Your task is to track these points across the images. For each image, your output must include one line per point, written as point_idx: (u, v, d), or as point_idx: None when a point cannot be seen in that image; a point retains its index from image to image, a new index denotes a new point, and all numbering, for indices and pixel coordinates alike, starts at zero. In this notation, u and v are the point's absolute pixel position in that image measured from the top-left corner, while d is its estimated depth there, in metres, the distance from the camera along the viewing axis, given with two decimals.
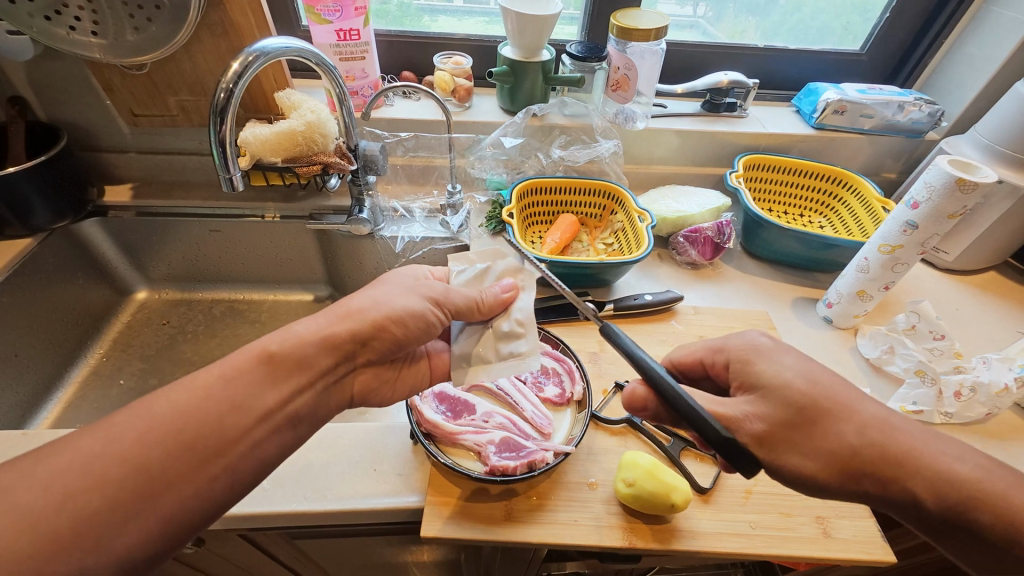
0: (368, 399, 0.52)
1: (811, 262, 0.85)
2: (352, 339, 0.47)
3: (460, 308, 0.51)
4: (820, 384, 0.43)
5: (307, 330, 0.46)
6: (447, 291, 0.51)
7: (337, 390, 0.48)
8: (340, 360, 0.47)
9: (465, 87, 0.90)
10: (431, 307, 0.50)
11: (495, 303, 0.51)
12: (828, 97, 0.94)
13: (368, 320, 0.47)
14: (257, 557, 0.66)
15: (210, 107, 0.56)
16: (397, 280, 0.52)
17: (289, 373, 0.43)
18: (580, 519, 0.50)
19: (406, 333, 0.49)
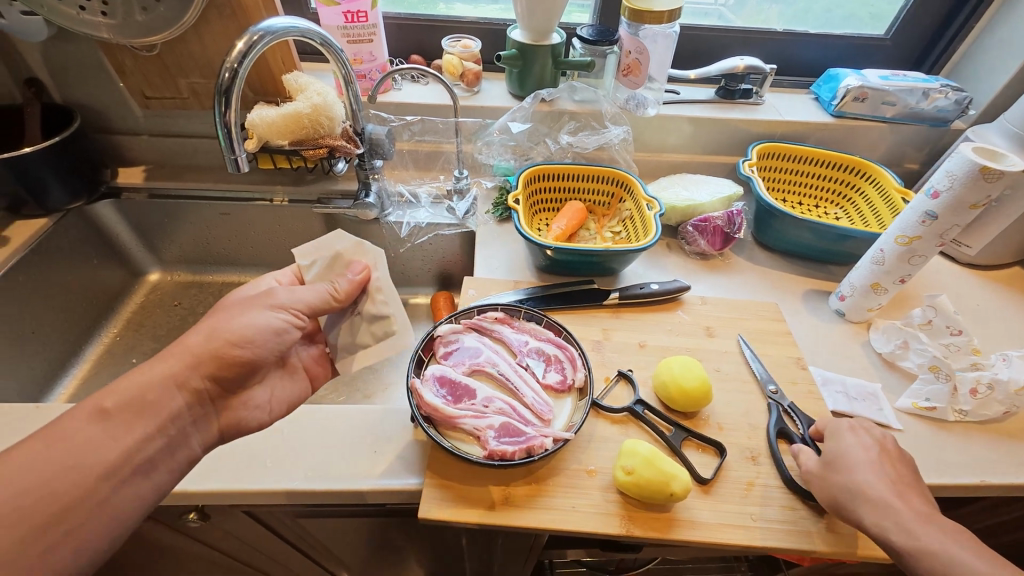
0: (243, 428, 0.52)
1: (824, 254, 0.83)
2: (206, 371, 0.48)
3: (314, 307, 0.52)
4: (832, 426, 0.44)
5: (151, 370, 0.47)
6: (295, 295, 0.52)
7: (205, 417, 0.49)
8: (195, 395, 0.48)
9: (473, 72, 0.89)
10: (283, 316, 0.51)
11: (349, 288, 0.53)
12: (849, 83, 0.91)
13: (216, 349, 0.48)
14: (262, 534, 0.69)
15: (216, 87, 0.55)
16: (236, 301, 0.52)
17: (134, 416, 0.44)
18: (577, 506, 0.50)
19: (257, 350, 0.50)
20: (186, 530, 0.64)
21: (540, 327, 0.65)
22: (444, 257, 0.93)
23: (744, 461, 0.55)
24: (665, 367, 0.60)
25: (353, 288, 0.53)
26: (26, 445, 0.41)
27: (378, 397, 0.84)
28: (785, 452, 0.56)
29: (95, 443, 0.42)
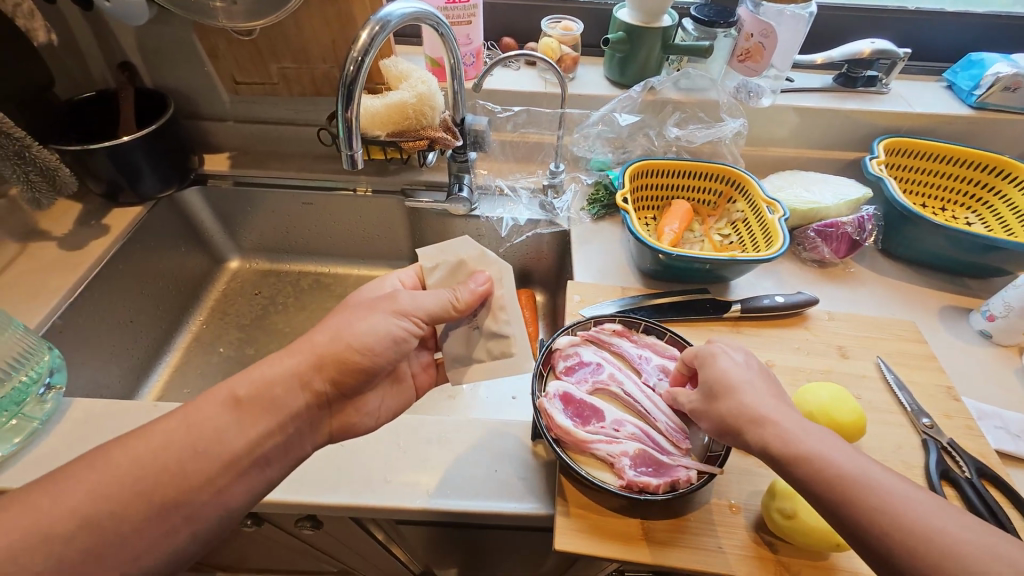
0: (354, 433, 0.50)
1: (960, 265, 0.75)
2: (325, 375, 0.45)
3: (434, 316, 0.48)
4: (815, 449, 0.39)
5: (278, 365, 0.45)
6: (416, 301, 0.48)
7: (317, 421, 0.47)
8: (315, 398, 0.45)
9: (572, 57, 0.83)
10: (403, 324, 0.47)
11: (472, 301, 0.48)
12: (999, 70, 0.80)
13: (335, 354, 0.45)
14: (358, 535, 0.69)
15: (339, 80, 0.52)
16: (359, 301, 0.50)
17: (260, 414, 0.43)
18: (724, 547, 0.46)
19: (376, 359, 0.47)
20: (289, 528, 0.64)
21: (662, 341, 0.59)
22: (531, 255, 0.88)
23: None
24: (811, 395, 0.55)
25: (475, 301, 0.48)
26: (168, 461, 0.39)
27: (465, 398, 0.81)
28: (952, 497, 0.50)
29: (231, 459, 0.41)
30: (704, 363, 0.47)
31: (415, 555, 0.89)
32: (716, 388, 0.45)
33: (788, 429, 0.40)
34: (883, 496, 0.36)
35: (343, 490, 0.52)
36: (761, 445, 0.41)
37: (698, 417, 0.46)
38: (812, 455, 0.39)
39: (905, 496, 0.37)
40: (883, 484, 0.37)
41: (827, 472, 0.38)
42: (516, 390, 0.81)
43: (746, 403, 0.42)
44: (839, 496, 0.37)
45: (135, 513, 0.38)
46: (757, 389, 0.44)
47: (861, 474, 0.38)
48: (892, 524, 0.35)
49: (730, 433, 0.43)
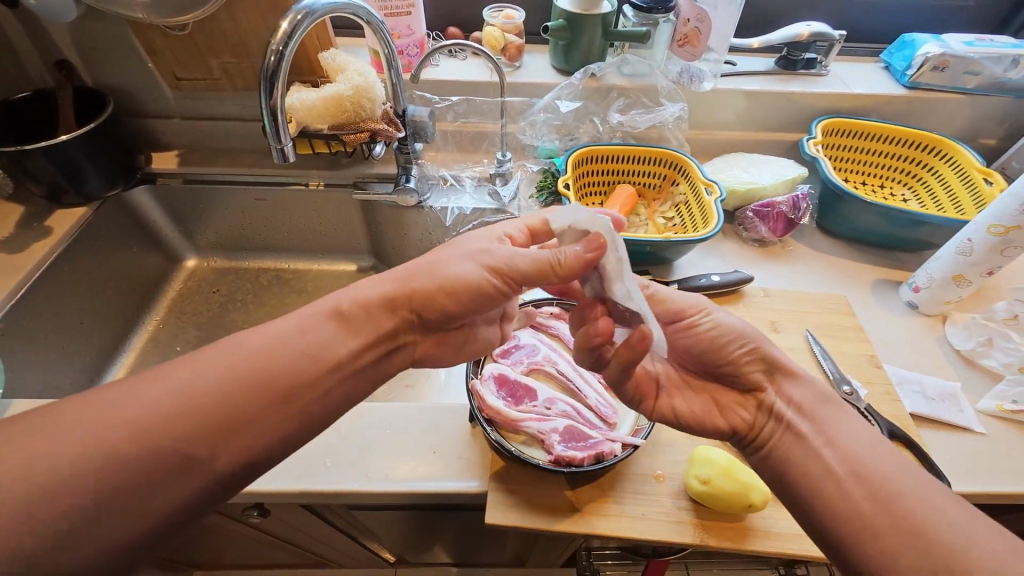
0: (428, 364, 0.51)
1: (893, 240, 0.78)
2: (410, 305, 0.45)
3: (531, 276, 0.45)
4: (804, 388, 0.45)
5: (370, 288, 0.46)
6: (510, 256, 0.45)
7: (406, 344, 0.47)
8: (402, 323, 0.46)
9: (516, 45, 0.83)
10: (490, 275, 0.45)
11: (574, 269, 0.43)
12: (928, 51, 0.83)
13: (415, 288, 0.45)
14: (316, 524, 0.70)
15: (261, 71, 0.52)
16: (462, 242, 0.49)
17: (360, 330, 0.44)
18: (648, 513, 0.48)
19: (460, 304, 0.46)
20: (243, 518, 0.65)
21: None
22: None
23: None
24: None
25: (575, 270, 0.43)
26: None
27: (422, 388, 0.83)
28: None
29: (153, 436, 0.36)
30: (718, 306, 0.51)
31: (383, 543, 0.90)
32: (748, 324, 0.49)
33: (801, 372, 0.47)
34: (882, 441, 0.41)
35: (282, 477, 0.52)
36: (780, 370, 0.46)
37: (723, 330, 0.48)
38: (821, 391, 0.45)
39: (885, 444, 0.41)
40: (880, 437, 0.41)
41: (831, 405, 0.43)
42: None
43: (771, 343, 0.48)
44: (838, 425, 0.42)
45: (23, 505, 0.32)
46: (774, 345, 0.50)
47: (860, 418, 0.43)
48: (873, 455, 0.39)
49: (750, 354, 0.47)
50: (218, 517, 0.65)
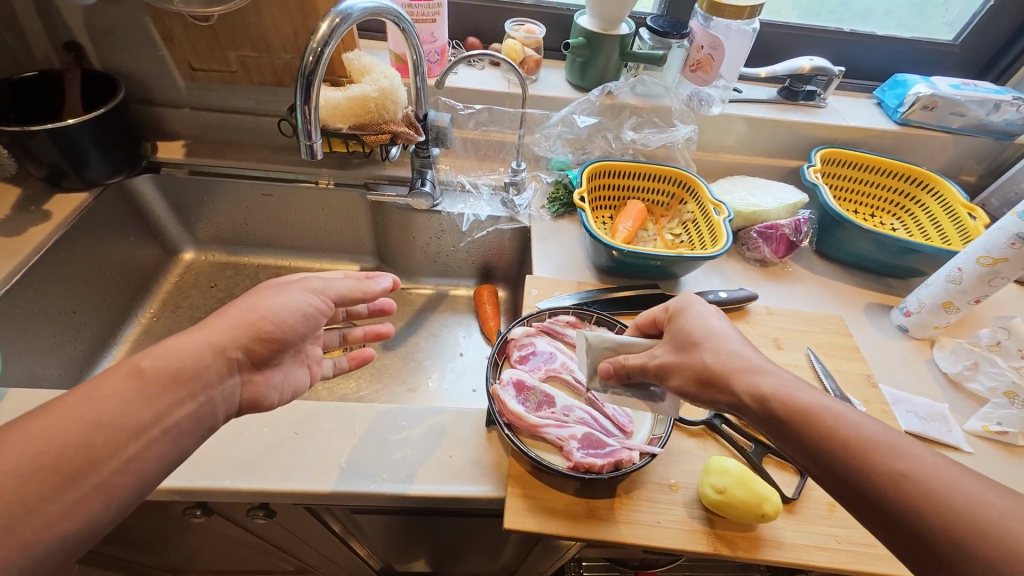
0: (260, 407, 0.47)
1: (885, 266, 0.82)
2: (242, 343, 0.43)
3: (344, 300, 0.52)
4: (789, 393, 0.39)
5: (186, 339, 0.41)
6: (331, 283, 0.51)
7: (231, 390, 0.43)
8: (228, 366, 0.43)
9: (534, 59, 0.85)
10: (316, 304, 0.49)
11: (377, 294, 0.55)
12: (919, 91, 0.88)
13: (248, 325, 0.44)
14: (314, 528, 0.69)
15: (299, 69, 0.53)
16: (279, 282, 0.49)
17: (167, 390, 0.39)
18: (663, 521, 0.49)
19: (290, 334, 0.46)
20: (241, 520, 0.63)
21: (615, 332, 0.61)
22: (494, 251, 0.93)
23: None
24: None
25: (381, 296, 0.55)
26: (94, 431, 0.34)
27: (426, 392, 0.82)
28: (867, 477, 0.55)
29: (130, 435, 0.36)
30: (679, 312, 0.48)
31: (374, 551, 0.88)
32: (693, 339, 0.44)
33: (788, 382, 0.40)
34: (917, 461, 0.35)
35: (295, 477, 0.51)
36: (753, 394, 0.40)
37: (667, 372, 0.45)
38: (815, 406, 0.38)
39: (924, 458, 0.35)
40: (914, 453, 0.35)
41: (837, 431, 0.37)
42: (476, 384, 0.84)
43: (729, 350, 0.43)
44: (856, 459, 0.36)
45: (53, 497, 0.33)
46: (741, 338, 0.44)
47: (879, 435, 0.36)
48: (914, 490, 0.34)
49: (711, 385, 0.42)
50: (214, 518, 0.63)
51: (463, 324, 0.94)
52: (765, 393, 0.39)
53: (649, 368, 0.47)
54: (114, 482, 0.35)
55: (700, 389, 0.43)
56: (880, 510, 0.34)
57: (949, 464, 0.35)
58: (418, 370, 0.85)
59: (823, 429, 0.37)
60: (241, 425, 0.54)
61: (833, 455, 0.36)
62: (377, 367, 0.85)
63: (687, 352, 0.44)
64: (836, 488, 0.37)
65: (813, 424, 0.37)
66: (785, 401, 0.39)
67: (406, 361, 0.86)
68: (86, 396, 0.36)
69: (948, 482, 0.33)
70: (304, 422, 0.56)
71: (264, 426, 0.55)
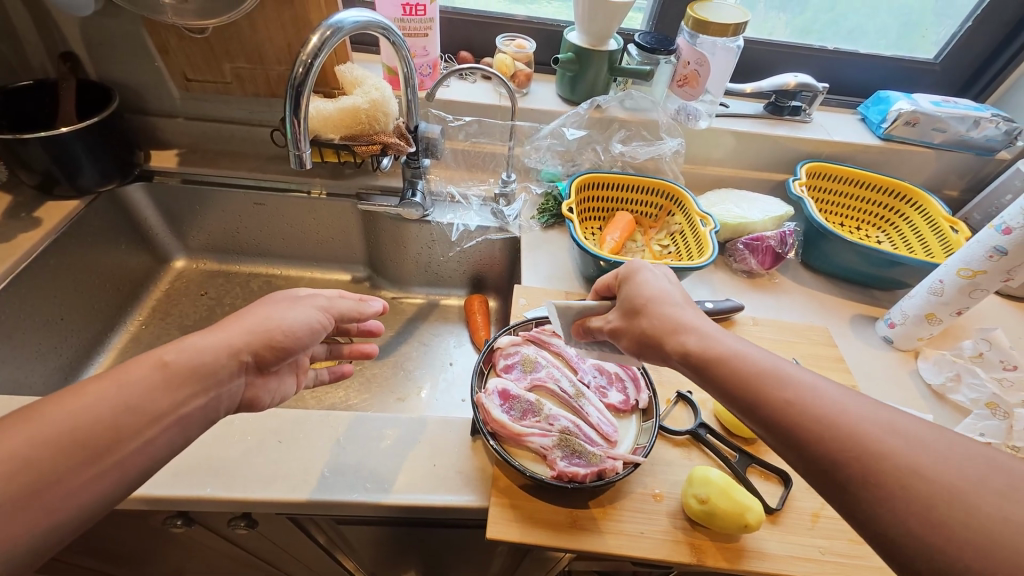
0: (255, 410, 0.46)
1: (871, 279, 0.83)
2: (254, 347, 0.43)
3: (342, 319, 0.52)
4: (714, 344, 0.40)
5: (202, 337, 0.41)
6: (335, 302, 0.51)
7: (236, 390, 0.43)
8: (239, 367, 0.42)
9: (525, 73, 0.88)
10: (322, 319, 0.49)
11: (369, 317, 0.55)
12: (900, 107, 0.91)
13: (264, 331, 0.44)
14: (299, 539, 0.68)
15: (289, 80, 0.55)
16: (285, 296, 0.49)
17: (188, 380, 0.38)
18: (646, 531, 0.49)
19: (297, 348, 0.46)
20: (223, 530, 0.63)
21: None
22: (485, 261, 0.93)
23: (808, 490, 0.54)
24: None
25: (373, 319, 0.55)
26: None
27: (415, 402, 0.82)
28: None
29: (145, 422, 0.36)
30: (629, 278, 0.49)
31: (361, 565, 0.87)
32: (636, 304, 0.46)
33: (709, 333, 0.41)
34: (838, 402, 0.34)
35: (279, 486, 0.51)
36: (676, 346, 0.42)
37: (618, 335, 0.48)
38: (729, 352, 0.39)
39: (828, 392, 0.35)
40: (833, 394, 0.35)
41: (745, 371, 0.38)
42: (466, 394, 0.84)
43: (664, 312, 0.44)
44: (759, 395, 0.37)
45: (73, 471, 0.32)
46: (685, 299, 0.46)
47: (783, 373, 0.37)
48: (812, 420, 0.34)
49: (649, 344, 0.44)
50: (196, 529, 0.62)
51: (454, 333, 0.94)
52: (690, 346, 0.41)
53: (604, 330, 0.49)
54: (130, 463, 0.35)
55: (641, 348, 0.45)
56: (785, 442, 0.35)
57: (859, 398, 0.35)
58: (407, 380, 0.85)
59: (741, 373, 0.38)
60: (225, 433, 0.54)
61: (755, 398, 0.37)
62: (366, 377, 0.85)
63: (629, 316, 0.47)
64: (763, 432, 0.37)
65: (735, 370, 0.38)
66: (705, 351, 0.40)
67: (395, 370, 0.86)
68: (114, 379, 0.36)
69: (844, 408, 0.34)
70: (288, 431, 0.56)
71: (249, 434, 0.55)
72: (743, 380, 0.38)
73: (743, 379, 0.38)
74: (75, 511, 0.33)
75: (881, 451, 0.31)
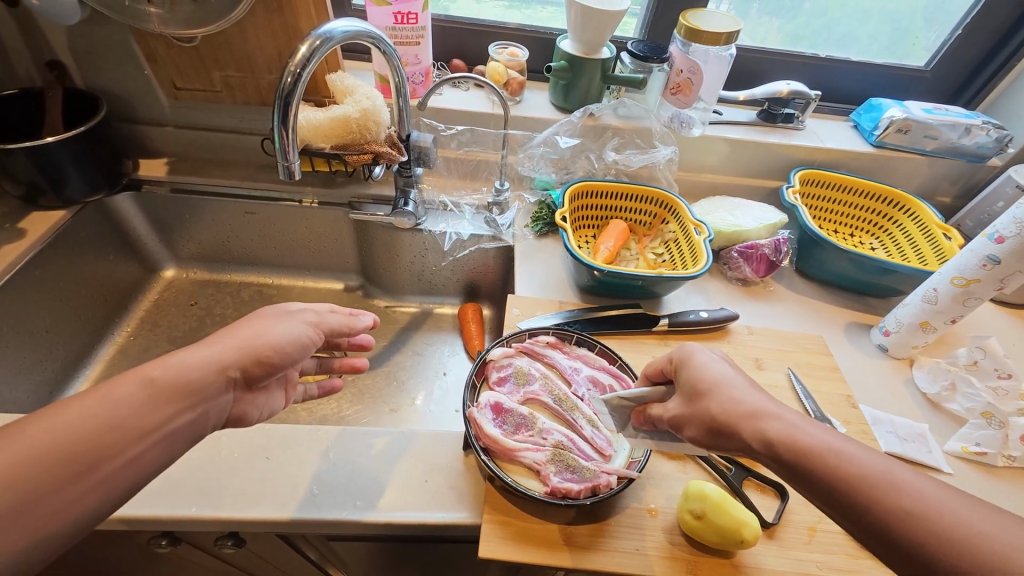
0: (242, 425, 0.45)
1: (863, 286, 0.83)
2: (243, 363, 0.41)
3: (332, 335, 0.51)
4: (807, 445, 0.37)
5: (190, 353, 0.39)
6: (324, 317, 0.50)
7: (223, 407, 0.41)
8: (228, 383, 0.41)
9: (518, 81, 0.87)
10: (313, 335, 0.47)
11: (359, 331, 0.54)
12: (893, 114, 0.91)
13: (253, 346, 0.42)
14: (290, 556, 0.67)
15: (277, 90, 0.54)
16: (274, 309, 0.48)
17: (175, 397, 0.37)
18: (640, 549, 0.48)
19: (287, 364, 0.44)
20: (211, 548, 0.61)
21: (593, 353, 0.63)
22: (478, 269, 0.93)
23: (805, 504, 0.53)
24: None
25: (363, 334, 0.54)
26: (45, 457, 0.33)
27: (407, 413, 0.81)
28: None
29: (134, 438, 0.35)
30: (685, 361, 0.46)
31: None
32: (703, 390, 0.43)
33: (793, 426, 0.39)
34: (955, 515, 0.33)
35: (267, 505, 0.50)
36: (759, 441, 0.39)
37: (682, 423, 0.44)
38: (822, 449, 0.37)
39: (944, 500, 0.34)
40: (947, 503, 0.34)
41: (846, 475, 0.36)
42: (460, 404, 0.83)
43: (735, 398, 0.41)
44: (863, 496, 0.35)
45: (54, 492, 0.32)
46: (748, 382, 0.43)
47: (887, 473, 0.35)
48: (934, 533, 0.33)
49: (722, 435, 0.41)
50: (183, 547, 0.61)
51: (447, 343, 0.93)
52: (774, 442, 0.38)
53: (666, 418, 0.46)
54: (115, 481, 0.34)
55: (713, 439, 0.42)
56: (901, 552, 0.34)
57: (966, 500, 0.34)
58: (399, 390, 0.84)
59: (845, 481, 0.36)
60: (211, 450, 0.53)
61: (864, 507, 0.35)
62: (359, 388, 0.84)
63: (696, 405, 0.43)
64: (869, 539, 0.35)
65: (834, 477, 0.36)
66: (799, 454, 0.37)
67: (388, 381, 0.85)
68: (100, 395, 0.35)
69: (961, 520, 0.33)
70: (277, 447, 0.54)
71: (236, 451, 0.53)
72: (843, 487, 0.36)
73: (847, 487, 0.36)
74: (61, 527, 0.32)
75: (1016, 568, 0.30)
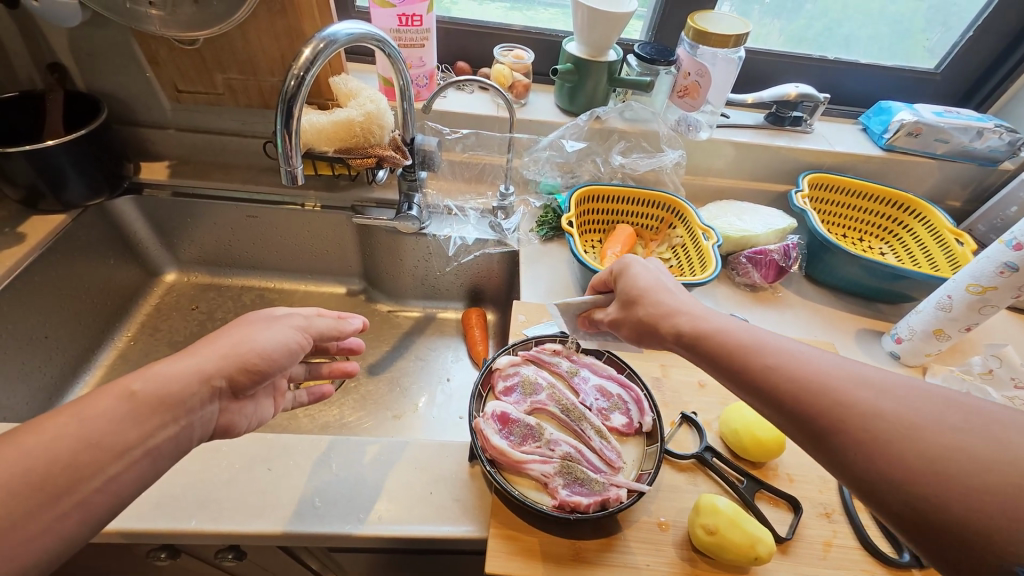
0: (231, 435, 0.44)
1: (875, 292, 0.81)
2: (228, 371, 0.40)
3: (320, 339, 0.50)
4: (710, 327, 0.41)
5: (173, 363, 0.38)
6: (312, 321, 0.49)
7: (208, 418, 0.40)
8: (212, 394, 0.40)
9: (523, 83, 0.86)
10: (301, 339, 0.46)
11: (349, 335, 0.53)
12: (902, 118, 0.89)
13: (238, 354, 0.41)
14: (292, 567, 0.65)
15: (281, 93, 0.53)
16: (258, 314, 0.47)
17: (157, 411, 0.36)
18: (651, 565, 0.47)
19: (274, 370, 0.44)
20: (211, 560, 0.60)
21: (601, 361, 0.62)
22: (483, 273, 0.92)
23: (819, 518, 0.52)
24: (736, 414, 0.57)
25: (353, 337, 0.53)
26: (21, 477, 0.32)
27: (411, 419, 0.80)
28: (861, 508, 0.53)
29: (112, 456, 0.34)
30: (622, 273, 0.50)
31: None
32: (632, 296, 0.47)
33: (700, 316, 0.42)
34: (826, 369, 0.35)
35: (267, 518, 0.49)
36: (670, 331, 0.43)
37: (617, 326, 0.49)
38: (718, 329, 0.41)
39: (821, 360, 0.36)
40: (819, 360, 0.36)
41: (732, 346, 0.39)
42: (464, 412, 0.82)
43: (660, 301, 0.45)
44: (747, 363, 0.38)
45: (36, 514, 0.31)
46: (679, 287, 0.47)
47: (768, 343, 0.38)
48: (803, 385, 0.35)
49: (647, 333, 0.45)
50: (183, 559, 0.60)
51: (451, 348, 0.92)
52: (682, 330, 0.42)
53: (605, 322, 0.51)
54: (93, 501, 0.33)
55: (639, 334, 0.46)
56: (783, 410, 0.35)
57: (840, 360, 0.36)
58: (403, 397, 0.83)
59: (734, 351, 0.39)
60: (211, 461, 0.52)
61: (748, 372, 0.38)
62: (361, 394, 0.82)
63: (627, 309, 0.48)
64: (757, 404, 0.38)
65: (726, 350, 0.39)
66: (698, 334, 0.41)
67: (392, 387, 0.84)
68: (75, 413, 0.34)
69: (828, 372, 0.35)
70: (279, 457, 0.53)
71: (236, 462, 0.52)
72: (734, 358, 0.39)
73: (733, 356, 0.39)
74: (44, 550, 0.31)
75: (870, 412, 0.32)
